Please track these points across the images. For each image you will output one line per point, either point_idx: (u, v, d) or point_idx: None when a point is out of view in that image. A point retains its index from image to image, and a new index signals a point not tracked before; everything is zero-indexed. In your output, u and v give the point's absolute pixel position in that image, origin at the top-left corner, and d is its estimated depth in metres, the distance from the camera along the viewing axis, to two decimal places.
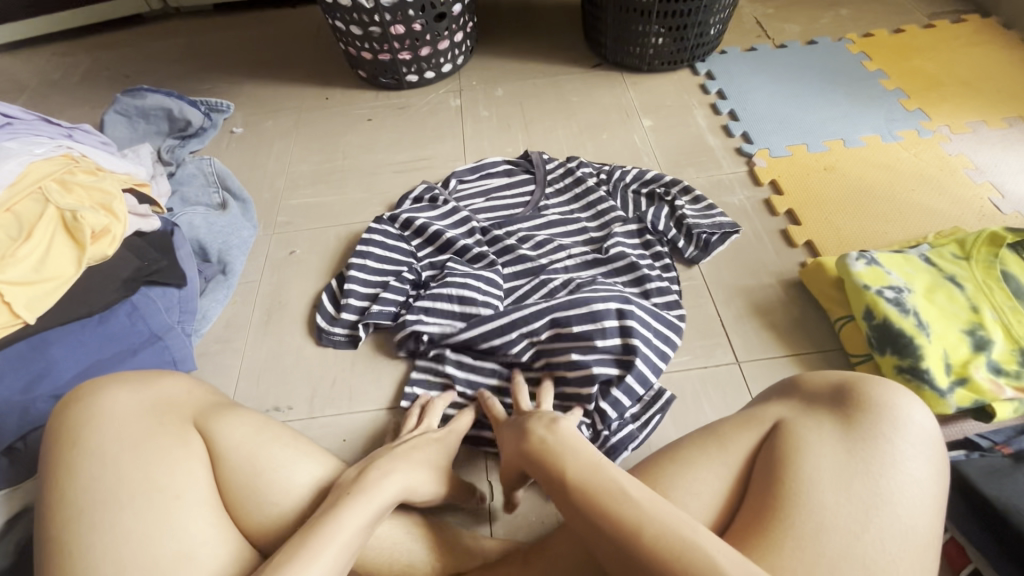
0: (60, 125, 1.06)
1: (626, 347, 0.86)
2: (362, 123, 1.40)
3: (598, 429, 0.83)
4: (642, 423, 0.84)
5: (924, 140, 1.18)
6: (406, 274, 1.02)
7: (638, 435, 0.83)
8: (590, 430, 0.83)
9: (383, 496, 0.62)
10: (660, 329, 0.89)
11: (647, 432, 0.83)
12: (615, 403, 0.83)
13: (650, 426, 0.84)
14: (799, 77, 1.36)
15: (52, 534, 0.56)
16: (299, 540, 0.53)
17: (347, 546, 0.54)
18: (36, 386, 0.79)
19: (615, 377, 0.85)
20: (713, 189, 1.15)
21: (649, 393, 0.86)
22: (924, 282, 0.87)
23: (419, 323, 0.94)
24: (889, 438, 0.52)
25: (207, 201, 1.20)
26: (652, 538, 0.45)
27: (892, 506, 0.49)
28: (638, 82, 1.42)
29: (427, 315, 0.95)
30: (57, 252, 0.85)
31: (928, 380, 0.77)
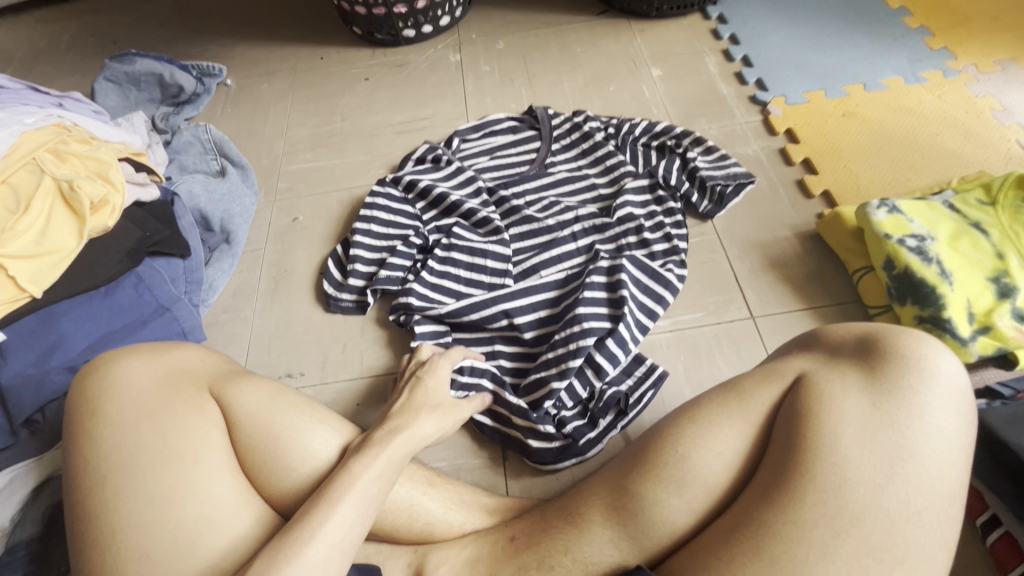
0: (49, 94, 1.02)
1: (616, 301, 0.86)
2: (360, 83, 1.35)
3: (593, 386, 0.81)
4: (635, 400, 0.80)
5: (949, 81, 1.12)
6: (407, 243, 1.00)
7: (629, 413, 0.79)
8: (587, 388, 0.81)
9: (395, 456, 0.62)
10: (650, 286, 0.90)
11: (638, 410, 0.79)
12: (610, 357, 0.81)
13: (642, 403, 0.80)
14: (816, 18, 1.28)
15: (79, 500, 0.57)
16: (321, 513, 0.55)
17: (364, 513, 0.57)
18: (49, 358, 0.79)
19: (607, 330, 0.84)
20: (725, 139, 1.11)
21: (642, 367, 0.83)
22: (947, 229, 0.84)
23: (415, 288, 0.92)
24: (916, 389, 0.50)
25: (205, 168, 1.17)
26: None
27: (919, 457, 0.48)
28: (646, 29, 1.35)
29: (430, 283, 0.93)
30: (58, 225, 0.84)
31: (949, 328, 0.75)
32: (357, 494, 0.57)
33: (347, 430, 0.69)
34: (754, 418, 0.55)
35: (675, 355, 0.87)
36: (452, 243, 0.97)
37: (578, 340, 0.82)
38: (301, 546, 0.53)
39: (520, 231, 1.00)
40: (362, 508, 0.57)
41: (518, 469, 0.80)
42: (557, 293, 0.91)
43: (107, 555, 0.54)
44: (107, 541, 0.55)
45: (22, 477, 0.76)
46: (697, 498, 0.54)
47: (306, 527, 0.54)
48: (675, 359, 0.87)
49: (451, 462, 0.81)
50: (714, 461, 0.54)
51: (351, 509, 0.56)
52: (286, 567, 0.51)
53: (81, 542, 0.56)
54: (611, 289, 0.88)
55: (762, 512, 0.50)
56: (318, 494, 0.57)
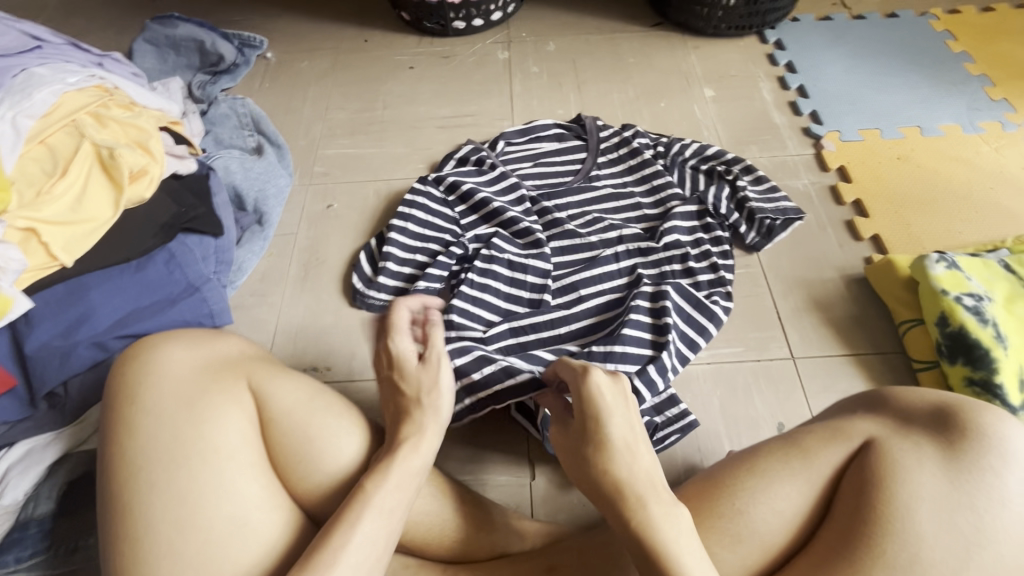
0: (90, 52, 0.99)
1: (660, 328, 0.84)
2: (404, 70, 1.32)
3: None
4: (659, 438, 0.79)
5: (1007, 134, 1.10)
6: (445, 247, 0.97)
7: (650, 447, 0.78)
8: None
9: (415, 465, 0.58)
10: (694, 318, 0.88)
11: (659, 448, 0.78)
12: (650, 384, 0.80)
13: (664, 445, 0.78)
14: (875, 54, 1.26)
15: (108, 490, 0.55)
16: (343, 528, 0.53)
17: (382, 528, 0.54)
18: (76, 331, 0.76)
19: (648, 358, 0.82)
20: (776, 171, 1.09)
21: (673, 410, 0.80)
22: (1003, 290, 0.82)
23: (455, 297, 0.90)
24: (997, 472, 0.48)
25: (241, 143, 1.14)
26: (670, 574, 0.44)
27: (995, 545, 0.46)
28: (700, 47, 1.32)
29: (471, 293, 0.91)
30: (94, 193, 0.81)
31: (1001, 394, 0.74)
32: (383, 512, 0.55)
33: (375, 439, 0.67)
34: (817, 478, 0.53)
35: (711, 389, 0.85)
36: (492, 253, 0.95)
37: (618, 361, 0.81)
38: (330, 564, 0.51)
39: (560, 246, 0.97)
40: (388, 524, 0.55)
41: (545, 489, 0.78)
42: (597, 317, 0.89)
43: (134, 552, 0.52)
44: (135, 538, 0.53)
45: (39, 451, 0.73)
46: (751, 555, 0.52)
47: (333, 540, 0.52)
48: (712, 393, 0.85)
49: (476, 476, 0.79)
50: (771, 519, 0.52)
51: (375, 525, 0.54)
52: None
53: (108, 535, 0.54)
54: (654, 315, 0.86)
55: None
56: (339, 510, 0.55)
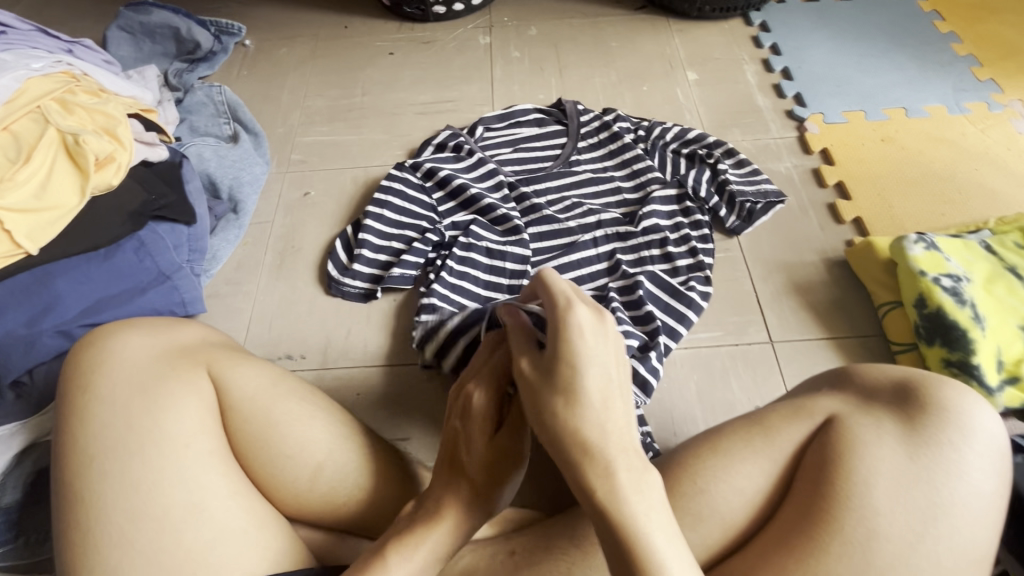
0: (58, 38, 0.97)
1: (644, 318, 0.83)
2: (384, 57, 1.30)
3: None
4: None
5: (994, 115, 1.08)
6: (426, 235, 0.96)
7: None
8: None
9: None
10: (672, 306, 0.87)
11: None
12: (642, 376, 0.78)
13: None
14: (862, 35, 1.24)
15: (64, 478, 0.54)
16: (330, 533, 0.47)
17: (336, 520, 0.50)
18: (41, 320, 0.75)
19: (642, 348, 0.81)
20: (758, 154, 1.07)
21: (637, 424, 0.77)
22: (982, 271, 0.81)
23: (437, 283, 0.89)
24: (955, 446, 0.49)
25: (217, 131, 1.13)
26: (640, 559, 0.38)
27: (952, 518, 0.47)
28: (685, 30, 1.30)
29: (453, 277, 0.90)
30: (59, 179, 0.80)
31: (977, 375, 0.73)
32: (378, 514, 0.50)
33: (347, 425, 0.66)
34: (780, 456, 0.53)
35: (689, 373, 0.85)
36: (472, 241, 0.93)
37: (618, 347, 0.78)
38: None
39: (540, 233, 0.96)
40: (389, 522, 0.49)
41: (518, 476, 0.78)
42: None
43: (90, 538, 0.52)
44: (90, 526, 0.52)
45: (4, 440, 0.71)
46: (712, 534, 0.53)
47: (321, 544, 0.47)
48: (689, 377, 0.84)
49: None
50: (733, 498, 0.53)
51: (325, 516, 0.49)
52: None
53: (63, 523, 0.53)
54: (635, 307, 0.85)
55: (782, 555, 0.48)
56: None
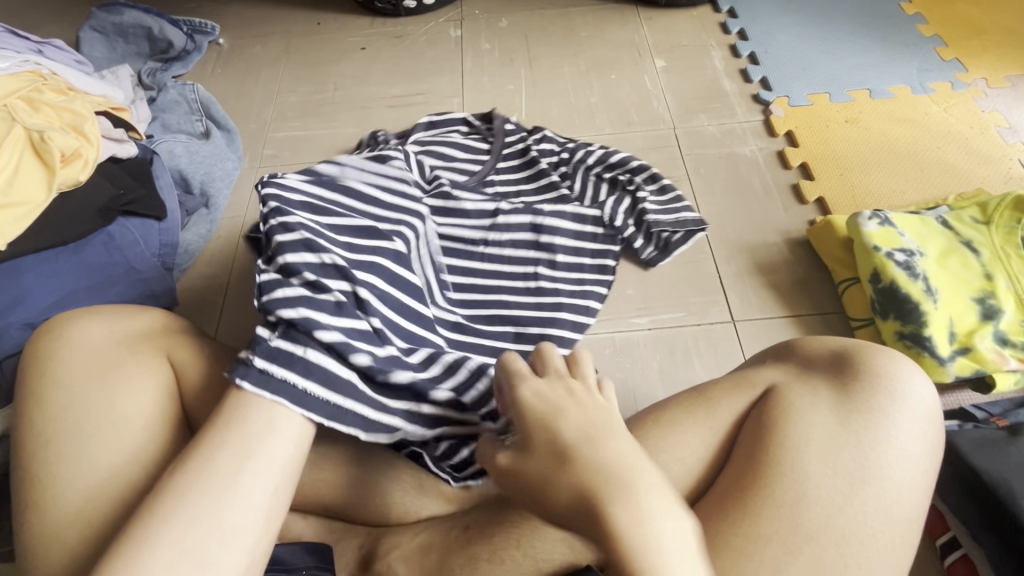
0: (28, 39, 0.99)
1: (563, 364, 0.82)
2: (356, 52, 1.31)
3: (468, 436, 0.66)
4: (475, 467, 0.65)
5: (957, 94, 1.09)
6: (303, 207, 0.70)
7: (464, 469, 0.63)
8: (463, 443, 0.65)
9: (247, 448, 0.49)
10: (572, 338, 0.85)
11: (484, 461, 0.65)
12: None
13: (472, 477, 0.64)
14: (828, 19, 1.25)
15: (21, 460, 0.56)
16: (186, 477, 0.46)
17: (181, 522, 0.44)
18: (8, 313, 0.77)
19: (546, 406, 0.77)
20: (724, 138, 1.08)
21: None
22: (937, 246, 0.82)
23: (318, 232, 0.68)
24: (884, 411, 0.50)
25: (189, 128, 1.14)
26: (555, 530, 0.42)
27: (880, 481, 0.48)
28: (654, 18, 1.31)
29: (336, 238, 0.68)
30: (25, 176, 0.81)
31: (929, 346, 0.74)
32: (269, 466, 0.48)
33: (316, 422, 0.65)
34: (720, 426, 0.55)
35: (652, 353, 0.85)
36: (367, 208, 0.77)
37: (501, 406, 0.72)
38: (188, 514, 0.44)
39: (455, 224, 0.91)
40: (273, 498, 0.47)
41: None
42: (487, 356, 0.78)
43: (48, 517, 0.53)
44: (48, 503, 0.54)
45: None
46: None
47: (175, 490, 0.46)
48: (652, 357, 0.85)
49: None
50: (674, 468, 0.54)
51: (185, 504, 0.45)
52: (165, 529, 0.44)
53: (21, 502, 0.55)
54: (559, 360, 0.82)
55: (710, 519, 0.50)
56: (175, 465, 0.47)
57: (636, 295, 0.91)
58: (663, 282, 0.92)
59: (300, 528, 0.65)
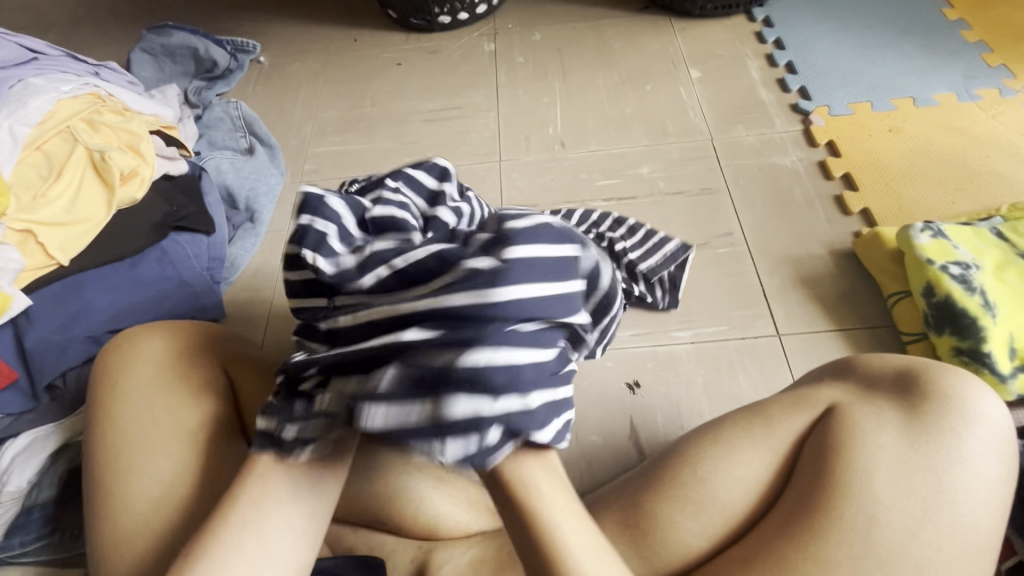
0: (86, 62, 1.03)
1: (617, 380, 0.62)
2: (392, 67, 1.34)
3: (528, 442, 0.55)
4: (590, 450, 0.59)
5: (1006, 101, 1.07)
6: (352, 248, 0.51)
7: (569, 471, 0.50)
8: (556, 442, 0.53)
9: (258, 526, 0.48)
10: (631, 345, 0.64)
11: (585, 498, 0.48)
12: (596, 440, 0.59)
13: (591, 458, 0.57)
14: (867, 27, 1.23)
15: (91, 470, 0.58)
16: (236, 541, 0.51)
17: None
18: (72, 327, 0.80)
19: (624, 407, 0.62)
20: (763, 149, 1.07)
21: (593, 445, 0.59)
22: (994, 260, 0.80)
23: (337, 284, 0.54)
24: (956, 432, 0.49)
25: (234, 145, 1.17)
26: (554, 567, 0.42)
27: (953, 505, 0.47)
28: (688, 29, 1.31)
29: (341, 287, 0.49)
30: (88, 194, 0.85)
31: (989, 363, 0.72)
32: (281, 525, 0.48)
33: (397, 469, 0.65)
34: (780, 445, 0.54)
35: (695, 368, 0.85)
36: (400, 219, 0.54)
37: None
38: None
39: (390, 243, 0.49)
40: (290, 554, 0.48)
41: None
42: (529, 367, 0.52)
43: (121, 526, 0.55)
44: (116, 513, 0.55)
45: (41, 441, 0.77)
46: (713, 523, 0.53)
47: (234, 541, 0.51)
48: (695, 372, 0.84)
49: None
50: (733, 487, 0.53)
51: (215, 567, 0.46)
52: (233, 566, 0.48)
53: (91, 511, 0.57)
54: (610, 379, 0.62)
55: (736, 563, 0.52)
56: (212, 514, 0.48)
57: (679, 308, 0.90)
58: (705, 295, 0.91)
59: (351, 541, 0.65)
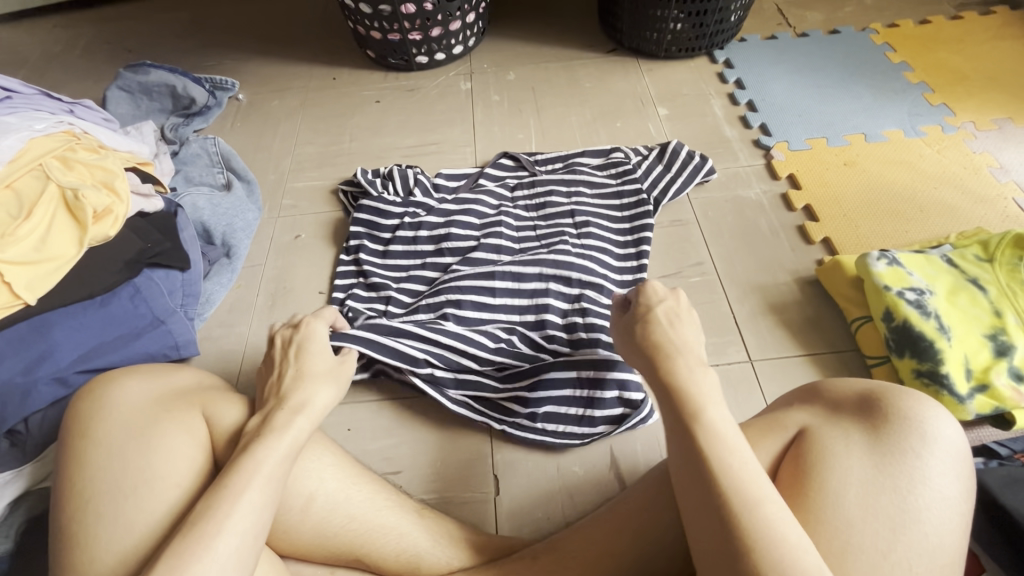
0: (60, 100, 1.02)
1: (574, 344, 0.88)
2: (370, 105, 1.37)
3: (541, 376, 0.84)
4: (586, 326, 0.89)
5: (948, 136, 1.15)
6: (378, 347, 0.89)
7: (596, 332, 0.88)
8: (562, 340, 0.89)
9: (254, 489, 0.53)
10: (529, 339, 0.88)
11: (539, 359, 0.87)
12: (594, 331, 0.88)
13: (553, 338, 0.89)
14: (819, 68, 1.32)
15: (69, 516, 0.55)
16: (224, 505, 0.51)
17: (247, 548, 0.51)
18: (37, 368, 0.77)
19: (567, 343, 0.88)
20: (729, 182, 1.12)
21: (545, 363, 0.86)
22: (945, 284, 0.85)
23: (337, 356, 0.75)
24: (918, 453, 0.51)
25: (211, 181, 1.17)
26: (732, 488, 0.46)
27: (920, 525, 0.49)
28: (654, 69, 1.38)
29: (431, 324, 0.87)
30: (58, 232, 0.83)
31: (947, 384, 0.76)
32: (229, 538, 0.50)
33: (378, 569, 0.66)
34: None
35: None
36: (411, 218, 1.05)
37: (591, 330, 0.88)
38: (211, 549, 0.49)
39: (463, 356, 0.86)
40: (252, 523, 0.52)
41: (510, 506, 0.78)
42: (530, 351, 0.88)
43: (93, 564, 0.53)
44: (88, 536, 0.54)
45: None
46: None
47: (209, 521, 0.50)
48: None
49: (440, 495, 0.79)
50: None
51: (258, 497, 0.53)
52: (192, 566, 0.48)
53: (75, 538, 0.54)
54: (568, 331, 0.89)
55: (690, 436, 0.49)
56: (217, 483, 0.53)
57: None
58: None
59: None
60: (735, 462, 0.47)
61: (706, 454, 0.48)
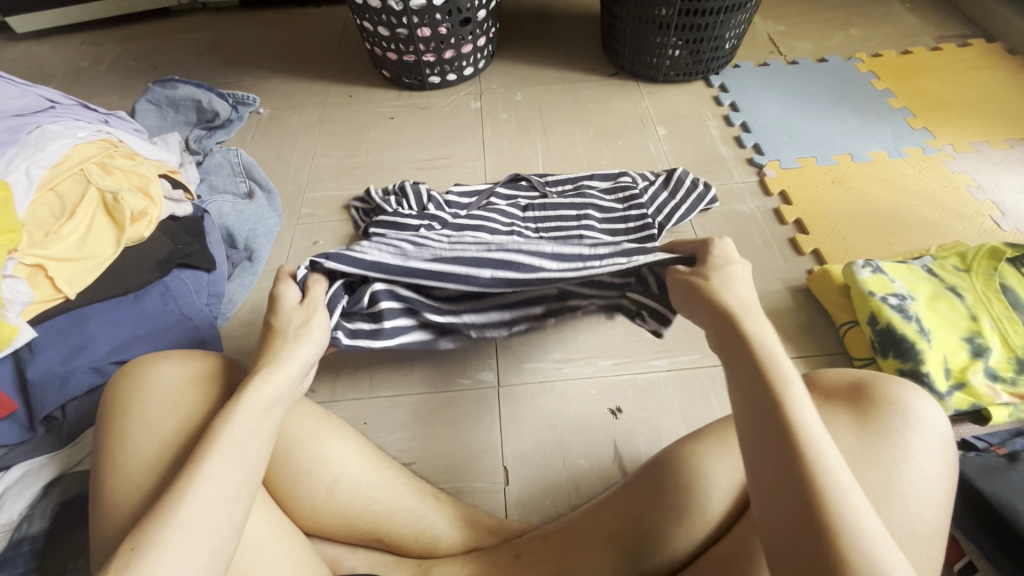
0: (97, 111, 1.09)
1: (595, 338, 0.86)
2: (385, 121, 1.44)
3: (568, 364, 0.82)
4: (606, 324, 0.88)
5: (929, 157, 1.22)
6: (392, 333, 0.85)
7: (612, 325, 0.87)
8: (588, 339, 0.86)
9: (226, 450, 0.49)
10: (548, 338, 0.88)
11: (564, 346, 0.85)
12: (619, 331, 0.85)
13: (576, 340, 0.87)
14: (808, 93, 1.41)
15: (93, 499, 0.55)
16: (193, 469, 0.47)
17: (217, 512, 0.46)
18: (76, 358, 0.83)
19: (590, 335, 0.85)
20: (725, 197, 1.19)
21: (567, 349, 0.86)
22: (926, 291, 0.91)
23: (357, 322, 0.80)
24: (901, 434, 0.56)
25: (234, 189, 1.24)
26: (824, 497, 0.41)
27: (903, 498, 0.54)
28: (653, 92, 1.46)
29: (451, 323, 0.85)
30: (98, 232, 0.89)
31: (929, 382, 0.82)
32: (200, 500, 0.46)
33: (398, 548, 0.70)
34: None
35: (672, 394, 0.91)
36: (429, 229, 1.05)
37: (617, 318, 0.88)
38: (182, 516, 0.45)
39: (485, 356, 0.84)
40: (225, 486, 0.47)
41: (519, 495, 0.82)
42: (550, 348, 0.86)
43: (107, 521, 0.53)
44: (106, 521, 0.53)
45: (35, 471, 0.78)
46: (696, 527, 0.60)
47: (181, 482, 0.46)
48: (672, 398, 0.91)
49: (453, 484, 0.84)
50: (713, 494, 0.60)
51: (227, 460, 0.48)
52: (158, 531, 0.44)
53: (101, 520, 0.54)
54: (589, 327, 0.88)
55: (777, 410, 0.45)
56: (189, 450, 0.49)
57: (655, 339, 0.98)
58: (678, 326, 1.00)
59: (351, 560, 0.68)
60: (827, 466, 0.43)
61: (800, 451, 0.43)
